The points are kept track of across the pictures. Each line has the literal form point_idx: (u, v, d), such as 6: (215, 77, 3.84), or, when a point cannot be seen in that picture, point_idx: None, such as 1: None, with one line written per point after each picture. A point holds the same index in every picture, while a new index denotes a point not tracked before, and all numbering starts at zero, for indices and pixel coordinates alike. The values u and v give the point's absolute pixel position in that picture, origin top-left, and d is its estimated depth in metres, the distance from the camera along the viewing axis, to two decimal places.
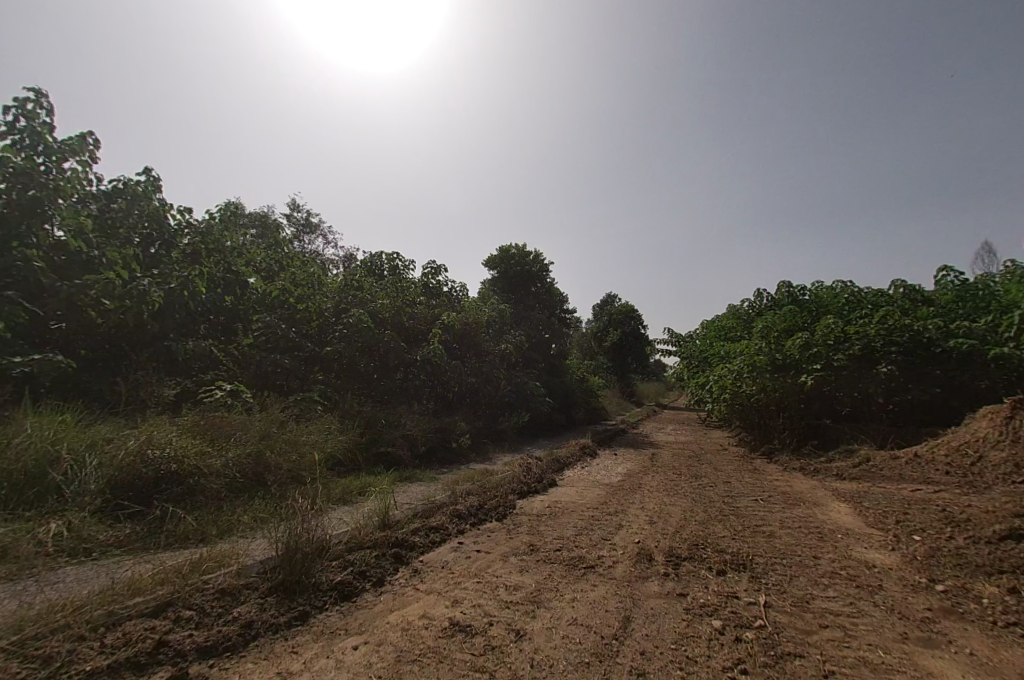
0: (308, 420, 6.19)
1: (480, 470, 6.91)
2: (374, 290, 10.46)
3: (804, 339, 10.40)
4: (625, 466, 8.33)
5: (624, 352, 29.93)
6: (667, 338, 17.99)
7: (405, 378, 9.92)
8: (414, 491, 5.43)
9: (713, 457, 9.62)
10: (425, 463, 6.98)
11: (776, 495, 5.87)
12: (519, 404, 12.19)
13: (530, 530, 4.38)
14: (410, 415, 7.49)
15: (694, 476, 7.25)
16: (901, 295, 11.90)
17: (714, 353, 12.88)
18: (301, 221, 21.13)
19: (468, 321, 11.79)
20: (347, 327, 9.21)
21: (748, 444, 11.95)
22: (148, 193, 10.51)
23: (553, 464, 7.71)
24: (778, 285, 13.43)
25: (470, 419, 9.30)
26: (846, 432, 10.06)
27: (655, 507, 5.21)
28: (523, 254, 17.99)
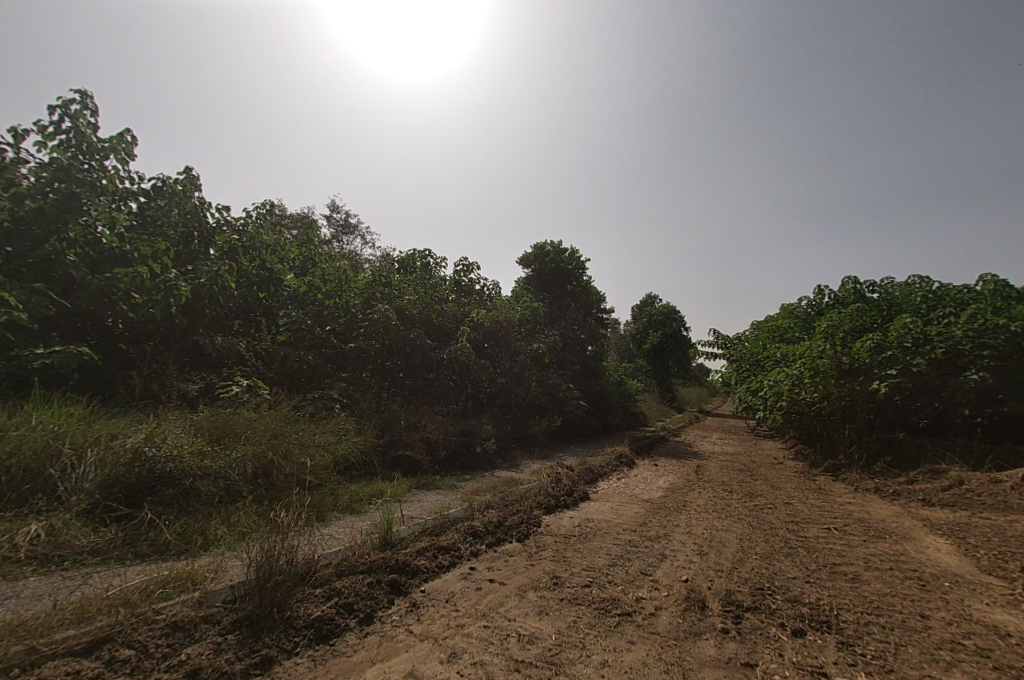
0: (322, 418, 5.78)
1: (505, 479, 6.31)
2: (404, 286, 10.09)
3: (875, 341, 9.21)
4: (667, 479, 7.52)
5: (666, 355, 28.63)
6: (713, 340, 16.84)
7: (432, 377, 9.48)
8: (429, 501, 4.89)
9: (769, 472, 8.61)
10: (446, 469, 6.45)
11: (853, 523, 4.94)
12: (553, 407, 11.52)
13: (555, 556, 3.73)
14: (432, 417, 6.99)
15: (747, 494, 6.36)
16: (990, 292, 10.43)
17: (768, 356, 11.73)
18: (341, 223, 21.28)
19: (500, 319, 11.26)
20: (372, 323, 8.85)
21: (806, 458, 10.79)
22: (186, 191, 10.58)
23: (586, 474, 7.01)
24: (841, 281, 12.17)
25: (499, 423, 8.73)
26: (926, 449, 8.80)
27: (706, 533, 4.44)
28: (559, 251, 17.32)
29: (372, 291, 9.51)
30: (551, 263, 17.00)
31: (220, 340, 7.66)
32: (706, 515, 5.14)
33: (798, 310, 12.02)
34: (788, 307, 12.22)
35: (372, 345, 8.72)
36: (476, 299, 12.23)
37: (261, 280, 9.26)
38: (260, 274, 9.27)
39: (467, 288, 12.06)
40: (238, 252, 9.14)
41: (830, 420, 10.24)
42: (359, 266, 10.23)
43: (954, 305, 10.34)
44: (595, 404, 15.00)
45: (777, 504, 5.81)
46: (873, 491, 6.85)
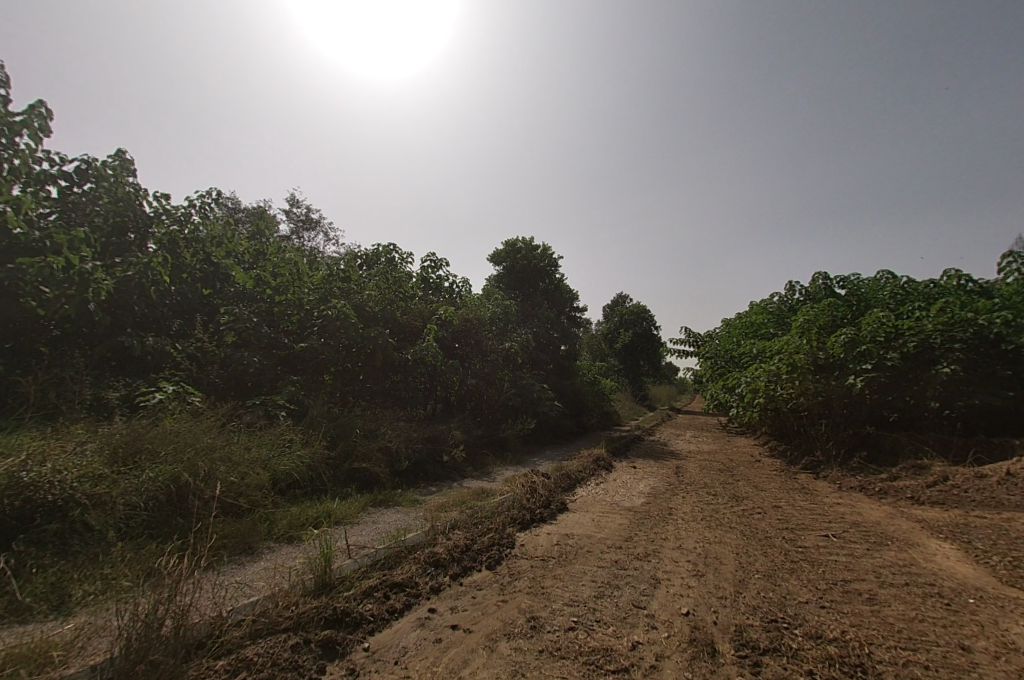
0: (262, 428, 5.02)
1: (473, 490, 5.71)
2: (364, 281, 9.31)
3: (850, 336, 9.05)
4: (648, 483, 7.06)
5: (636, 354, 28.59)
6: (685, 338, 16.70)
7: (395, 379, 8.77)
8: (385, 523, 4.24)
9: (750, 471, 8.31)
10: (408, 481, 5.78)
11: (851, 529, 4.57)
12: (525, 409, 10.97)
13: (531, 588, 3.15)
14: (393, 423, 6.30)
15: (733, 498, 5.96)
16: (955, 286, 10.51)
17: (743, 353, 11.52)
18: (301, 218, 20.17)
19: (469, 316, 10.63)
20: (326, 320, 8.06)
21: (783, 455, 10.62)
22: (118, 176, 9.50)
23: (563, 481, 6.48)
24: (812, 276, 12.12)
25: (468, 427, 8.11)
26: (901, 443, 8.70)
27: (699, 548, 3.96)
28: (530, 248, 16.79)
29: (327, 286, 8.70)
30: (521, 260, 16.46)
31: (150, 340, 6.74)
32: (695, 525, 4.69)
33: (771, 305, 11.86)
34: (761, 303, 12.05)
35: (327, 344, 7.94)
36: (444, 296, 11.55)
37: (202, 274, 8.33)
38: (200, 267, 8.33)
39: (434, 285, 11.37)
40: (174, 242, 8.19)
41: (806, 416, 10.08)
42: (315, 258, 9.38)
43: (922, 299, 10.35)
44: (569, 404, 14.54)
45: (766, 509, 5.43)
46: (859, 490, 6.59)
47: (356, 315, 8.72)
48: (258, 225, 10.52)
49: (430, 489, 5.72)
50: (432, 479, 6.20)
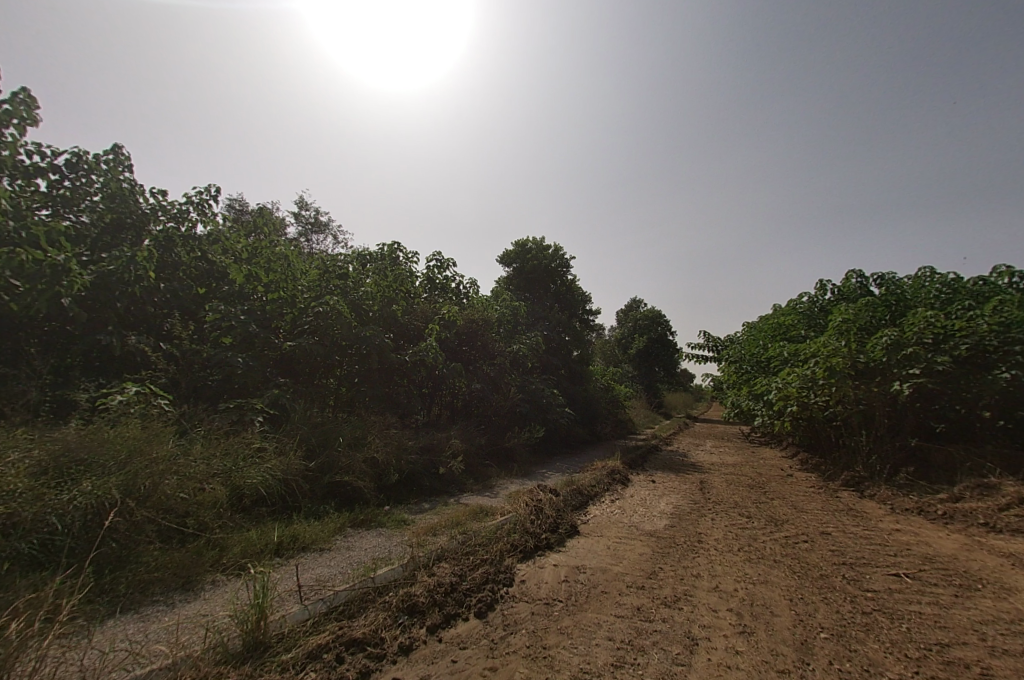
0: (230, 435, 4.40)
1: (471, 508, 5.02)
2: (362, 278, 8.73)
3: (894, 338, 8.12)
4: (669, 501, 6.29)
5: (652, 361, 27.68)
6: (704, 342, 15.85)
7: (394, 383, 8.14)
8: (362, 551, 3.59)
9: (784, 488, 7.47)
10: (399, 497, 5.12)
11: (925, 566, 3.77)
12: (535, 416, 10.25)
13: (530, 649, 2.45)
14: (384, 431, 5.65)
15: (769, 522, 5.17)
16: (1004, 283, 9.55)
17: (770, 357, 10.63)
18: (310, 221, 19.83)
19: (475, 317, 9.99)
20: (320, 318, 7.46)
21: (816, 469, 9.71)
22: (113, 171, 9.05)
23: (573, 498, 5.74)
24: (844, 274, 11.21)
25: (471, 436, 7.43)
26: (954, 457, 7.77)
27: (740, 592, 3.22)
28: (541, 248, 16.12)
29: (323, 282, 8.10)
30: (533, 261, 15.79)
31: (129, 337, 6.20)
32: (731, 558, 3.93)
33: (800, 306, 10.94)
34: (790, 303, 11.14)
35: (321, 344, 7.35)
36: (449, 296, 10.93)
37: (196, 272, 7.79)
38: (193, 265, 7.82)
39: (440, 285, 10.78)
40: (168, 238, 7.63)
41: (843, 427, 9.17)
42: (311, 252, 8.83)
43: (969, 298, 9.40)
44: (582, 411, 13.78)
45: (812, 537, 4.64)
46: (916, 513, 5.73)
47: (353, 314, 8.13)
48: (257, 220, 10.00)
49: (422, 507, 5.04)
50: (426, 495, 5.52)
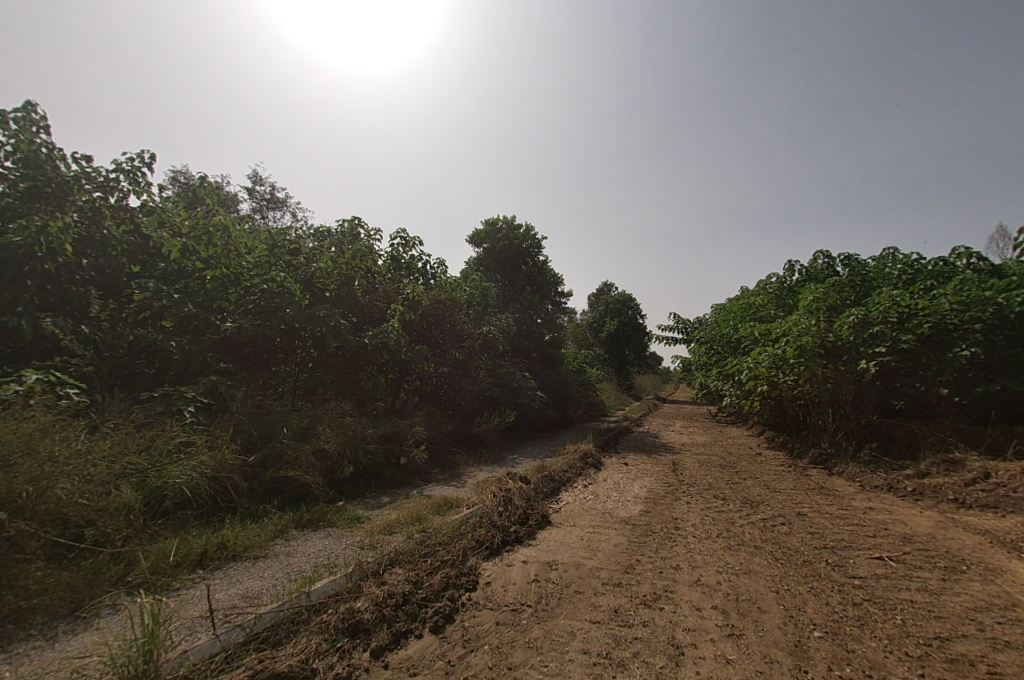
0: (152, 429, 3.84)
1: (434, 500, 4.64)
2: (318, 255, 8.08)
3: (861, 317, 8.08)
4: (643, 484, 6.07)
5: (622, 344, 27.78)
6: (674, 324, 15.81)
7: (354, 367, 7.60)
8: (305, 558, 3.15)
9: (755, 467, 7.41)
10: (354, 491, 4.68)
11: (907, 548, 3.62)
12: (504, 400, 9.89)
13: (494, 671, 2.10)
14: (339, 420, 5.17)
15: (746, 504, 5.00)
16: (962, 263, 9.73)
17: (741, 337, 10.57)
18: (266, 196, 18.65)
19: (440, 298, 9.48)
20: (266, 297, 6.81)
21: (784, 447, 9.77)
22: (21, 129, 7.80)
23: (544, 485, 5.44)
24: (811, 255, 11.23)
25: (437, 423, 7.01)
26: (916, 433, 7.89)
27: (723, 586, 2.96)
28: (511, 227, 15.61)
29: (273, 258, 7.38)
30: (503, 241, 15.28)
31: (42, 319, 5.42)
32: (710, 545, 3.70)
33: (770, 285, 10.89)
34: (760, 283, 11.06)
35: (270, 326, 6.73)
36: (414, 275, 10.35)
37: (127, 246, 6.80)
38: (122, 238, 6.81)
39: (405, 265, 10.20)
40: (94, 208, 6.75)
41: (810, 405, 9.22)
42: (259, 223, 8.08)
43: (930, 279, 9.52)
44: (554, 394, 13.53)
45: (791, 519, 4.47)
46: (886, 489, 5.70)
47: (303, 292, 7.47)
48: (199, 188, 9.05)
49: (380, 501, 4.62)
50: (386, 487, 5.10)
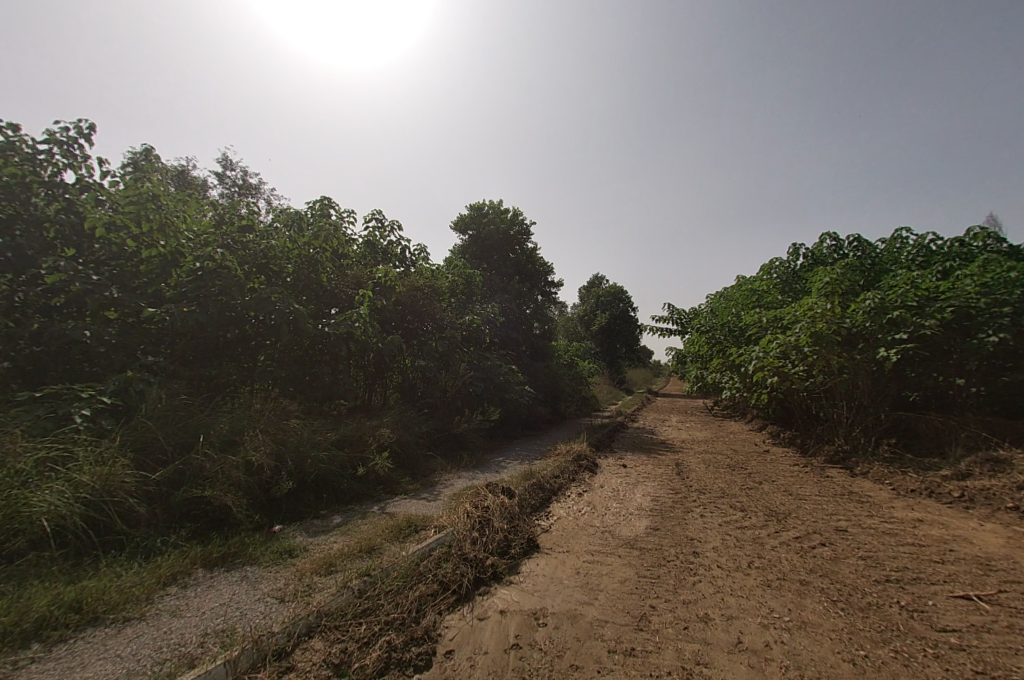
0: (16, 443, 2.97)
1: (394, 521, 3.79)
2: (274, 234, 7.11)
3: (880, 301, 7.28)
4: (646, 491, 5.27)
5: (614, 337, 27.06)
6: (669, 315, 15.06)
7: (316, 361, 6.68)
8: (197, 623, 2.27)
9: (767, 466, 6.66)
10: (295, 513, 3.82)
11: (992, 585, 2.84)
12: (490, 397, 9.05)
13: None
14: (281, 424, 4.28)
15: (770, 517, 4.20)
16: (979, 244, 8.97)
17: (745, 324, 9.74)
18: (238, 182, 17.63)
19: (418, 284, 8.59)
20: (199, 277, 5.83)
21: (792, 443, 9.05)
22: None
23: (532, 497, 4.60)
24: (818, 236, 10.45)
25: (410, 423, 6.14)
26: (937, 427, 7.20)
27: (776, 654, 2.15)
28: (498, 212, 14.69)
29: (218, 235, 6.40)
30: (489, 227, 14.34)
31: None
32: (743, 580, 2.90)
33: (774, 269, 10.06)
34: (764, 266, 10.22)
35: (212, 313, 5.79)
36: (390, 260, 9.43)
37: (57, 225, 5.57)
38: (53, 216, 5.62)
39: (380, 250, 9.29)
40: (22, 182, 5.58)
41: (820, 398, 8.49)
42: (207, 196, 7.09)
43: (947, 261, 8.74)
44: (544, 389, 12.71)
45: (830, 537, 3.69)
46: (924, 494, 4.96)
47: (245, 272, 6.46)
48: (154, 159, 7.95)
49: (328, 526, 3.76)
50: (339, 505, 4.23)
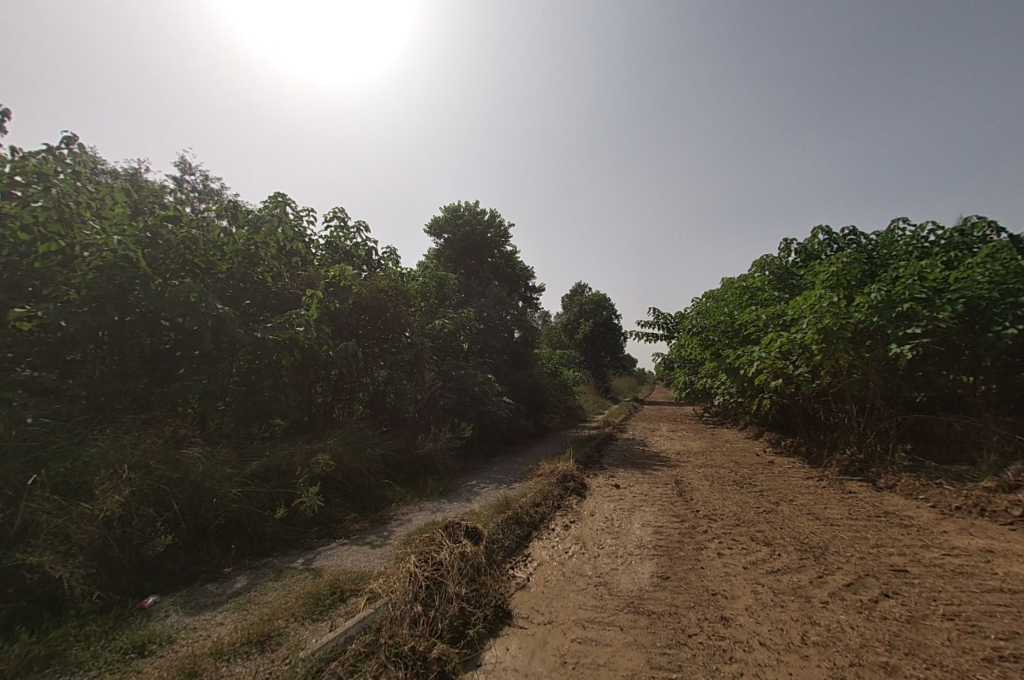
0: None
1: (317, 585, 2.85)
2: (205, 226, 6.07)
3: (894, 292, 6.53)
4: (645, 520, 4.35)
5: (597, 345, 26.30)
6: (656, 320, 14.32)
7: (253, 371, 5.57)
8: None
9: (778, 481, 5.82)
10: (175, 586, 2.87)
11: None
12: (464, 411, 8.07)
13: None
14: (168, 456, 3.29)
15: (805, 555, 3.33)
16: (981, 233, 8.34)
17: (741, 323, 8.95)
18: (198, 185, 16.47)
19: (381, 287, 7.62)
20: (97, 271, 4.65)
21: (795, 452, 8.27)
22: None
23: (504, 537, 3.64)
24: (812, 229, 9.80)
25: (361, 446, 5.14)
26: (958, 430, 6.45)
27: None
28: (474, 213, 13.84)
29: (135, 224, 5.25)
30: (464, 228, 13.46)
31: None
32: (805, 673, 2.01)
33: (769, 264, 9.32)
34: (758, 261, 9.49)
35: (113, 318, 4.67)
36: (352, 261, 8.44)
37: None
38: None
39: (341, 251, 8.31)
40: None
41: (825, 402, 7.72)
42: (126, 182, 6.03)
43: (950, 252, 8.08)
44: (526, 400, 11.79)
45: (891, 585, 2.84)
46: (974, 516, 4.15)
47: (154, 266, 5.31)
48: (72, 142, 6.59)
49: (225, 599, 2.81)
50: (246, 566, 3.25)
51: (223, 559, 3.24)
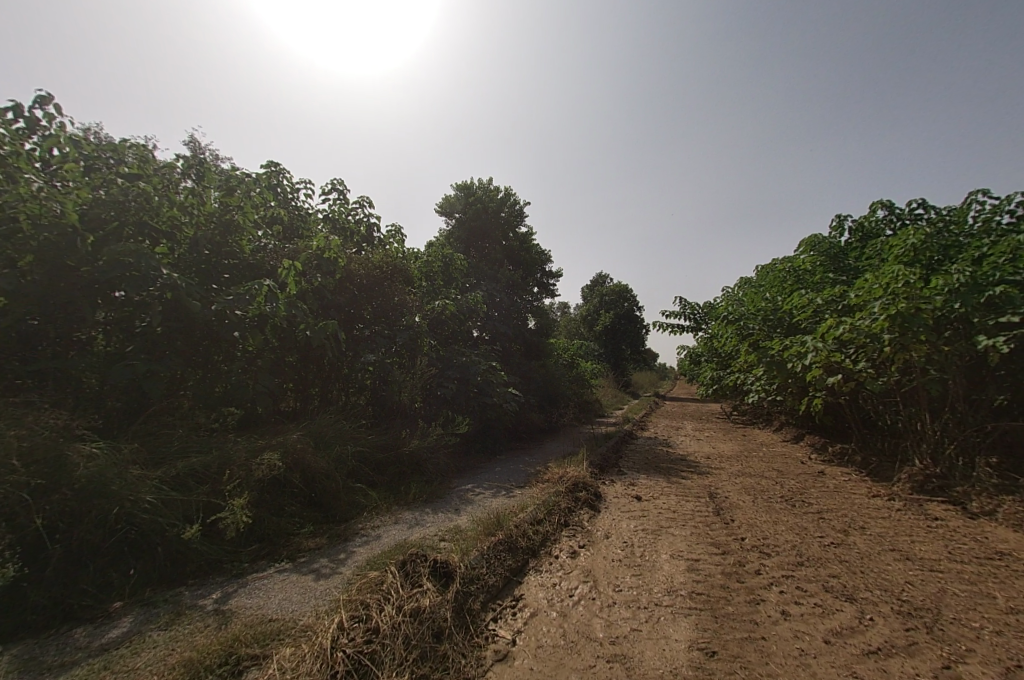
0: None
1: (206, 648, 2.00)
2: (172, 186, 5.29)
3: (991, 270, 5.29)
4: (676, 550, 3.38)
5: (618, 337, 25.13)
6: (682, 310, 13.17)
7: (215, 352, 4.77)
8: None
9: (837, 500, 4.77)
10: (25, 638, 2.19)
11: None
12: (465, 404, 7.20)
13: None
14: (47, 460, 2.57)
15: (912, 625, 2.35)
16: None
17: (786, 311, 7.79)
18: None
19: (376, 263, 6.77)
20: (17, 225, 3.83)
21: (846, 460, 7.15)
22: None
23: (488, 575, 2.73)
24: (870, 205, 8.50)
25: (332, 443, 4.31)
26: None
27: None
28: (488, 191, 12.88)
29: (81, 176, 4.48)
30: (477, 207, 12.52)
31: None
32: None
33: (820, 243, 8.08)
34: (806, 240, 8.25)
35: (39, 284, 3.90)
36: (346, 235, 7.60)
37: None
38: None
39: (334, 223, 7.47)
40: None
41: (887, 404, 6.57)
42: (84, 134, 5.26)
43: None
44: (538, 393, 10.88)
45: None
46: None
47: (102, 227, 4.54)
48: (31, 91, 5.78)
49: (81, 667, 2.00)
50: (136, 606, 2.45)
51: (109, 592, 2.51)
